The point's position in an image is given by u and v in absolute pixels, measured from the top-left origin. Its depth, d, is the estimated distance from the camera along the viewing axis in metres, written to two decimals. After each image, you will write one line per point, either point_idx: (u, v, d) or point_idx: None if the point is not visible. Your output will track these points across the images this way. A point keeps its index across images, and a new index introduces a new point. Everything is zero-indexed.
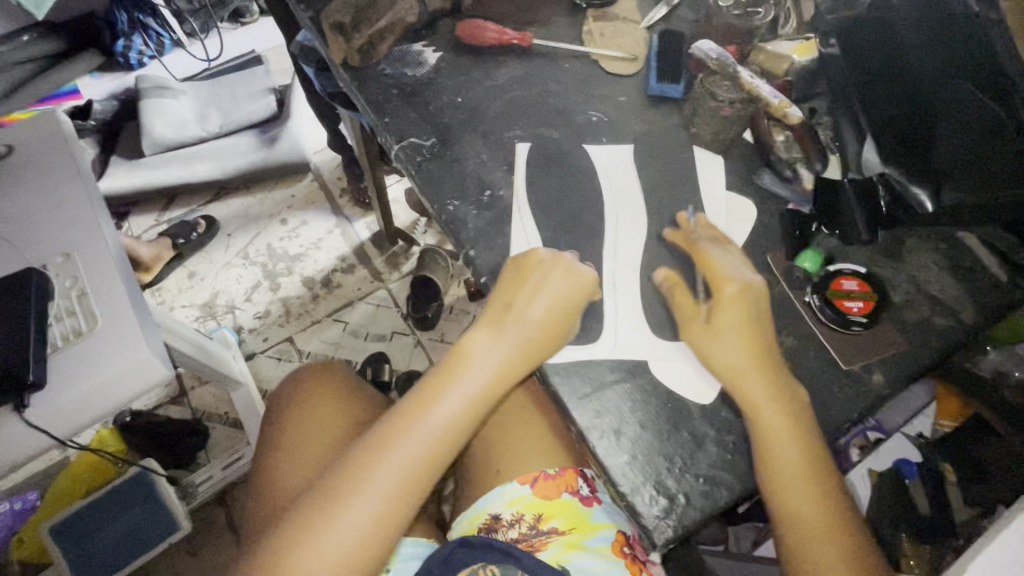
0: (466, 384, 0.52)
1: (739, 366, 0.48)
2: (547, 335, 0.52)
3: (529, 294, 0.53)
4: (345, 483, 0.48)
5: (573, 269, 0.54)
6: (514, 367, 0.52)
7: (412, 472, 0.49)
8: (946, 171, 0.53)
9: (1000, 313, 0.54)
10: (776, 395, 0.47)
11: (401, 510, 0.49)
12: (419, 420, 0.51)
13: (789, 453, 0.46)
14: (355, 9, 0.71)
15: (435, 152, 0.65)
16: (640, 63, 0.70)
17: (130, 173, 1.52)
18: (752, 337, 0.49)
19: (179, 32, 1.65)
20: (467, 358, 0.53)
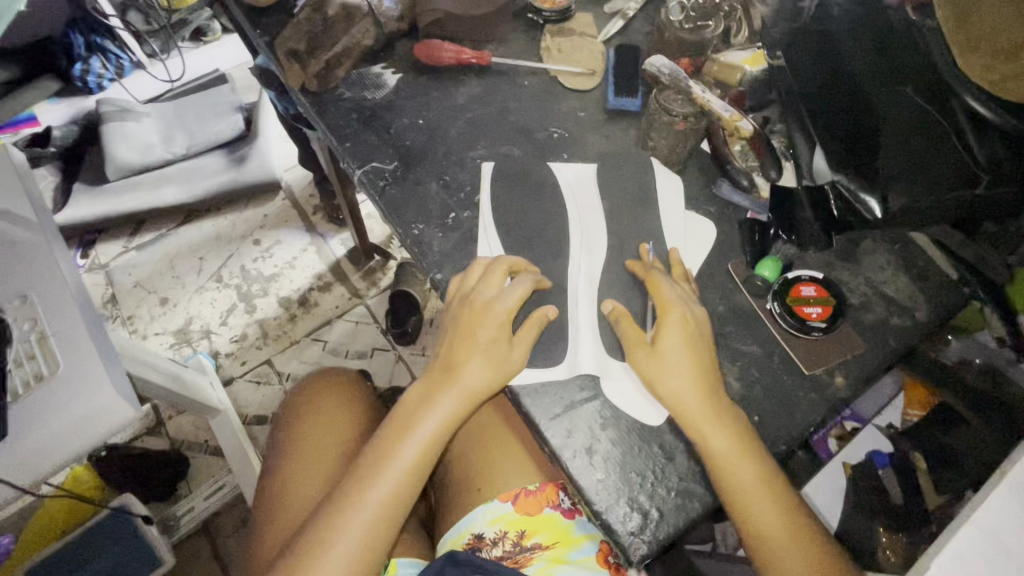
0: (415, 436, 0.53)
1: (686, 392, 0.49)
2: (493, 365, 0.52)
3: (466, 339, 0.54)
4: (312, 548, 0.50)
5: (505, 304, 0.53)
6: (459, 413, 0.53)
7: (376, 528, 0.51)
8: (893, 175, 0.52)
9: (954, 310, 0.56)
10: (720, 418, 0.48)
11: (372, 557, 0.51)
12: (380, 469, 0.52)
13: (741, 465, 0.47)
14: (310, 36, 0.70)
15: (398, 175, 0.65)
16: (597, 77, 0.71)
17: (92, 201, 1.46)
18: (698, 365, 0.50)
19: (139, 53, 1.62)
20: (416, 410, 0.54)
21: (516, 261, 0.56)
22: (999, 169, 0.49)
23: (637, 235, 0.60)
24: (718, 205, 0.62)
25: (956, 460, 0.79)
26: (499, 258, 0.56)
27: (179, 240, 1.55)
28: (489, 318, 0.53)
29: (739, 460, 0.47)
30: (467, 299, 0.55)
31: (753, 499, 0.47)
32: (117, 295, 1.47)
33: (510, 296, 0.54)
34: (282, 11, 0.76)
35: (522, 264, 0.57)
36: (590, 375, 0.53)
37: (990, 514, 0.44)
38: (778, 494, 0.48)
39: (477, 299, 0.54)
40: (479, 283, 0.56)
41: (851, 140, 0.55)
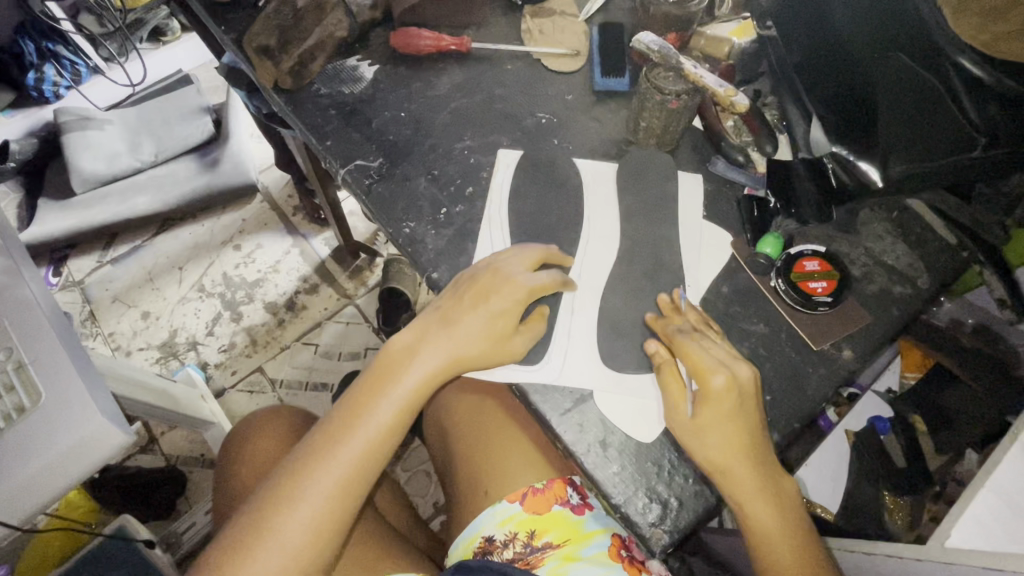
0: (393, 394, 0.51)
1: (726, 457, 0.45)
2: (490, 337, 0.51)
3: (463, 306, 0.52)
4: (277, 502, 0.47)
5: (521, 279, 0.52)
6: (440, 374, 0.51)
7: (344, 485, 0.48)
8: (890, 145, 0.52)
9: (955, 275, 0.56)
10: (761, 481, 0.46)
11: (338, 516, 0.48)
12: (353, 424, 0.50)
13: (766, 520, 0.46)
14: (280, 30, 0.67)
15: (384, 172, 0.62)
16: (582, 58, 0.69)
17: (62, 215, 1.41)
18: (738, 436, 0.45)
19: (95, 58, 1.55)
20: (394, 368, 0.52)
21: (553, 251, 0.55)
22: (996, 133, 0.47)
23: (636, 219, 0.59)
24: (715, 183, 0.61)
25: (951, 419, 0.79)
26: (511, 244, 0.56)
27: (155, 251, 1.50)
28: (502, 288, 0.51)
29: (768, 514, 0.46)
30: (480, 268, 0.54)
31: (779, 554, 0.46)
32: (96, 312, 1.43)
33: (529, 273, 0.53)
34: (248, 6, 0.72)
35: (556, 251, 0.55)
36: (597, 365, 0.52)
37: (1005, 478, 0.45)
38: (808, 554, 0.47)
39: (491, 269, 0.53)
40: (494, 256, 0.54)
41: (846, 117, 0.56)
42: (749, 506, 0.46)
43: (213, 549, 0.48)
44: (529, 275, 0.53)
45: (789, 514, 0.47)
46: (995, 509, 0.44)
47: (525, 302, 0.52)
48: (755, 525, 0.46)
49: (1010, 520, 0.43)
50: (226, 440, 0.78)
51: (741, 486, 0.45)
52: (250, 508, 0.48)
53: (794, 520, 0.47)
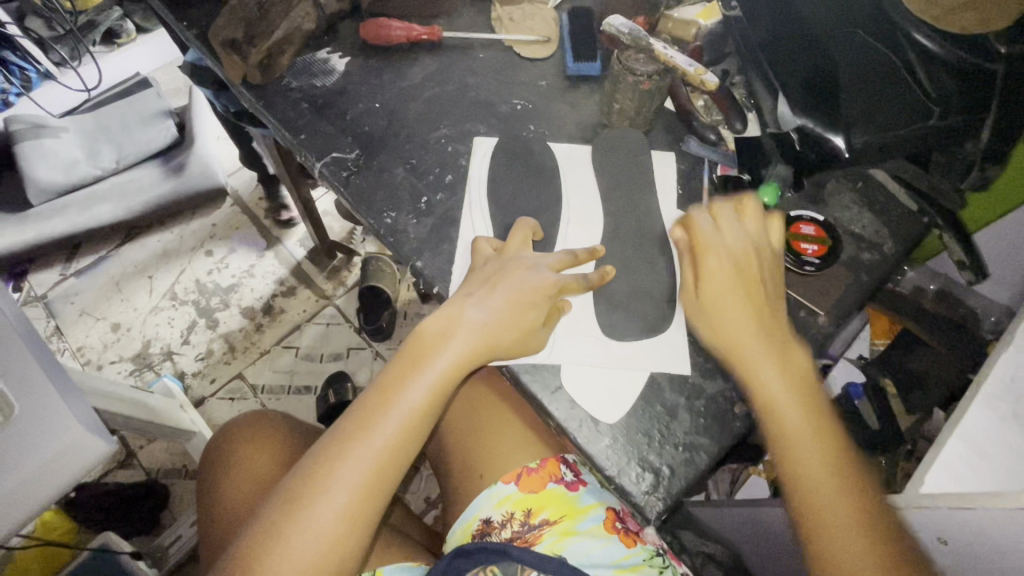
0: (424, 378, 0.50)
1: (721, 299, 0.51)
2: (513, 325, 0.51)
3: (492, 292, 0.52)
4: (307, 489, 0.46)
5: (534, 270, 0.53)
6: (470, 361, 0.50)
7: (378, 469, 0.47)
8: (853, 118, 0.55)
9: (915, 239, 0.59)
10: (765, 332, 0.49)
11: (371, 503, 0.47)
12: (386, 410, 0.48)
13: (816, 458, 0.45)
14: (246, 24, 0.65)
15: (361, 164, 0.62)
16: (553, 45, 0.69)
17: (19, 226, 1.36)
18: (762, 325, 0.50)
19: (46, 63, 1.47)
20: (426, 348, 0.51)
21: (534, 228, 0.57)
22: (948, 103, 0.50)
23: (617, 198, 0.60)
24: (688, 162, 0.63)
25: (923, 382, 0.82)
26: (521, 222, 0.57)
27: (122, 261, 1.45)
28: (513, 275, 0.53)
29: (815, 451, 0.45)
30: (491, 258, 0.55)
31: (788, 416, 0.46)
32: (62, 327, 1.38)
33: (546, 269, 0.53)
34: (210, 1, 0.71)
35: (581, 254, 0.54)
36: (586, 342, 0.53)
37: (971, 427, 0.47)
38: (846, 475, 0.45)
39: (500, 261, 0.54)
40: (506, 252, 0.55)
41: (811, 88, 0.56)
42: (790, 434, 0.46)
43: (243, 537, 0.46)
44: (556, 273, 0.53)
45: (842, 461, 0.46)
46: (965, 456, 0.46)
47: (553, 300, 0.53)
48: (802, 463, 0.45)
49: (977, 466, 0.46)
50: (215, 451, 0.74)
51: (742, 330, 0.49)
52: (278, 494, 0.47)
53: (849, 470, 0.45)
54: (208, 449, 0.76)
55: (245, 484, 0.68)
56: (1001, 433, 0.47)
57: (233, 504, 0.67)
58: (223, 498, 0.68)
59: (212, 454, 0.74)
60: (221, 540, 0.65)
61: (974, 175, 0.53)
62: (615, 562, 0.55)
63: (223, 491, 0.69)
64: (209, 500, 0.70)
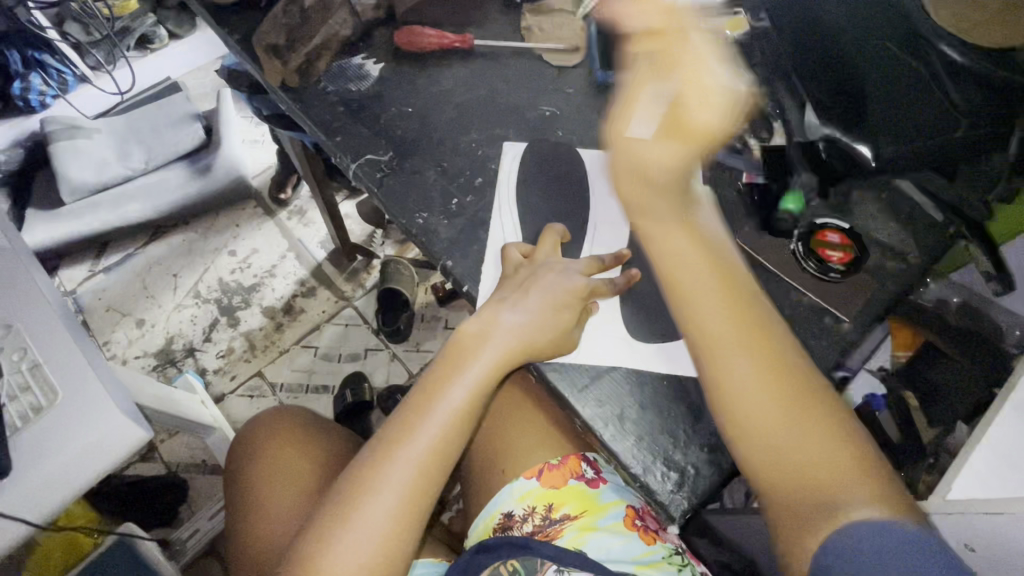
0: (464, 378, 0.52)
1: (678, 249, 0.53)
2: (551, 328, 0.52)
3: (527, 295, 0.54)
4: (359, 488, 0.48)
5: (570, 273, 0.55)
6: (508, 363, 0.52)
7: (423, 469, 0.49)
8: (881, 128, 0.55)
9: (941, 251, 0.59)
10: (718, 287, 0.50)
11: (418, 505, 0.49)
12: (428, 413, 0.51)
13: (721, 329, 0.49)
14: (287, 28, 0.69)
15: (393, 166, 0.64)
16: (581, 54, 0.71)
17: (53, 225, 1.41)
18: (693, 142, 0.55)
19: (82, 67, 1.52)
20: (466, 350, 0.54)
21: (561, 232, 0.58)
22: (977, 117, 0.52)
23: None
24: (713, 170, 0.63)
25: (941, 391, 0.84)
26: (552, 227, 0.58)
27: (149, 259, 1.49)
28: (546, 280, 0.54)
29: (714, 319, 0.49)
30: (521, 264, 0.56)
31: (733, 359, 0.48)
32: (89, 322, 1.41)
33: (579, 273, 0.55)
34: (251, 8, 0.73)
35: (608, 258, 0.56)
36: (613, 342, 0.54)
37: (998, 434, 0.48)
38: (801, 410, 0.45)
39: (532, 267, 0.55)
40: (538, 257, 0.56)
41: (835, 101, 0.56)
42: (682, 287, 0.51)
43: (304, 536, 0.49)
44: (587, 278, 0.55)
45: (742, 315, 0.49)
46: (991, 466, 0.46)
47: (585, 302, 0.54)
48: (708, 331, 0.49)
49: (1005, 474, 0.46)
50: (244, 447, 0.76)
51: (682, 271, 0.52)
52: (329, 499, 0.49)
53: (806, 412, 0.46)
54: (235, 444, 0.78)
55: (277, 484, 0.69)
56: None
57: (266, 506, 0.68)
58: (254, 493, 0.70)
59: (239, 450, 0.76)
60: (257, 536, 0.67)
61: (999, 188, 0.56)
62: (635, 558, 0.54)
63: (254, 486, 0.70)
64: (239, 500, 0.71)
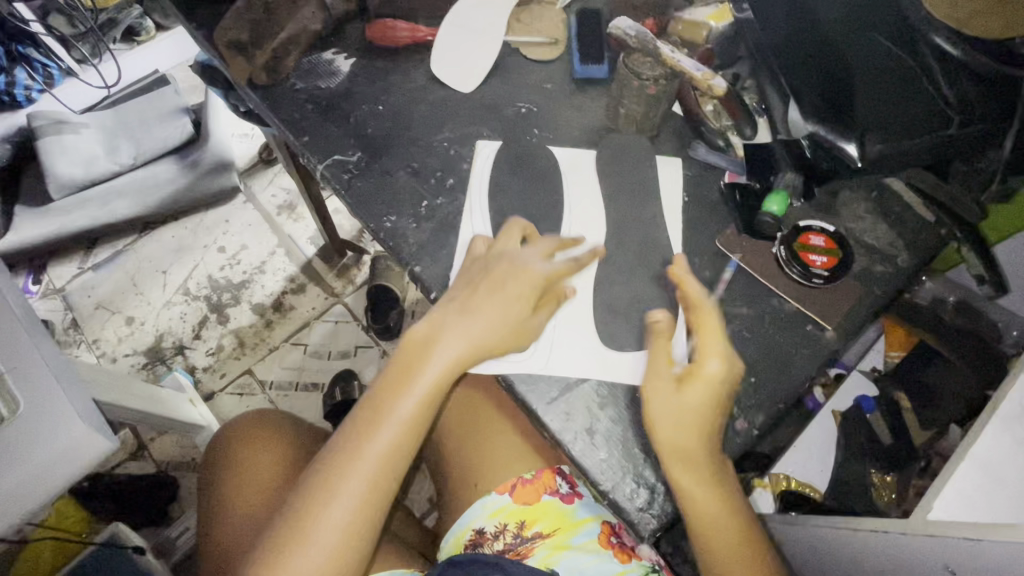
0: (417, 385, 0.49)
1: (685, 441, 0.45)
2: (511, 322, 0.50)
3: (474, 293, 0.51)
4: (311, 502, 0.47)
5: (534, 266, 0.52)
6: (466, 362, 0.50)
7: (377, 476, 0.48)
8: (868, 122, 0.52)
9: (933, 254, 0.56)
10: (679, 412, 0.45)
11: (373, 513, 0.48)
12: (383, 419, 0.49)
13: (686, 442, 0.45)
14: (252, 23, 0.66)
15: (362, 167, 0.61)
16: (561, 47, 0.68)
17: (40, 221, 1.39)
18: (712, 409, 0.46)
19: (68, 60, 1.48)
20: (419, 353, 0.51)
21: (525, 226, 0.56)
22: (971, 112, 0.50)
23: (622, 202, 0.59)
24: (696, 168, 0.61)
25: (938, 396, 0.81)
26: (513, 222, 0.55)
27: (138, 256, 1.48)
28: (508, 272, 0.52)
29: (669, 422, 0.45)
30: (486, 253, 0.54)
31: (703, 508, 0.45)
32: (79, 320, 1.41)
33: (543, 261, 0.53)
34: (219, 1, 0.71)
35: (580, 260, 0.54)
36: (584, 352, 0.52)
37: (984, 450, 0.46)
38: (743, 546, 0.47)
39: (493, 258, 0.53)
40: (500, 246, 0.54)
41: (827, 100, 0.53)
42: (661, 434, 0.45)
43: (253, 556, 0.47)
44: (545, 262, 0.53)
45: (701, 425, 0.45)
46: (977, 481, 0.45)
47: (546, 289, 0.52)
48: (665, 434, 0.45)
49: (990, 490, 0.44)
50: (218, 448, 0.74)
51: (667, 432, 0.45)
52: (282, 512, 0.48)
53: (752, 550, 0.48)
54: (211, 443, 0.77)
55: (246, 491, 0.68)
56: (1014, 457, 0.46)
57: (235, 512, 0.67)
58: (227, 495, 0.69)
59: (214, 448, 0.75)
60: (226, 544, 0.66)
61: (993, 188, 0.52)
62: None
63: (227, 489, 0.69)
64: (210, 504, 0.71)
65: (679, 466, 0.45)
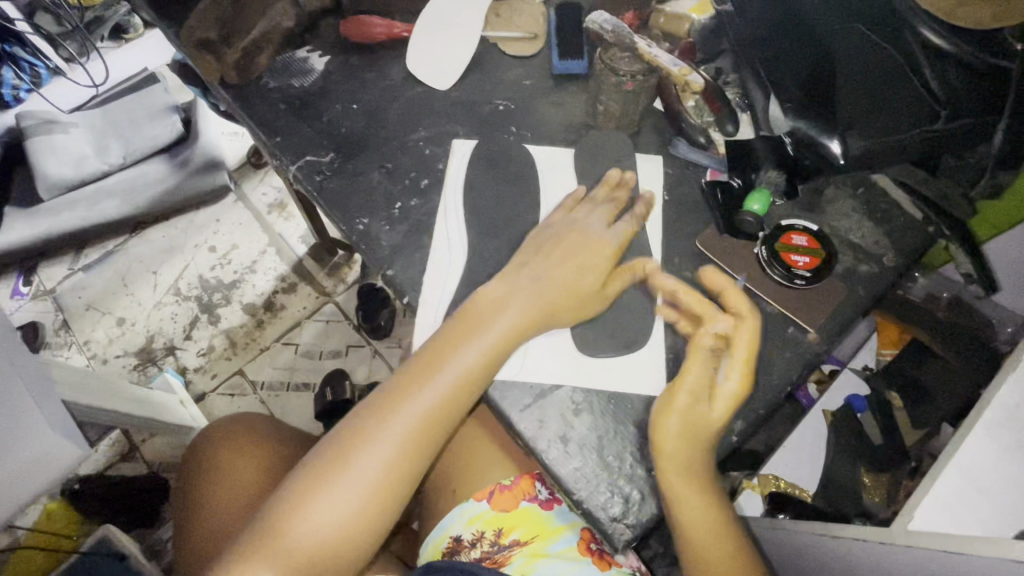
0: (480, 339, 0.48)
1: (679, 449, 0.45)
2: (577, 291, 0.51)
3: (548, 259, 0.52)
4: (360, 432, 0.47)
5: (603, 241, 0.53)
6: (527, 325, 0.50)
7: (426, 425, 0.47)
8: (850, 119, 0.51)
9: (921, 253, 0.55)
10: (677, 419, 0.46)
11: (413, 463, 0.47)
12: (440, 368, 0.48)
13: (681, 450, 0.45)
14: (220, 21, 0.64)
15: (335, 168, 0.60)
16: (540, 42, 0.66)
17: (29, 222, 1.38)
18: (709, 420, 0.46)
19: (55, 59, 1.46)
20: (487, 311, 0.50)
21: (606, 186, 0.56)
22: (959, 105, 0.48)
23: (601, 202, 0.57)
24: (677, 166, 0.59)
25: (933, 394, 0.78)
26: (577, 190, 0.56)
27: (128, 256, 1.47)
28: (570, 241, 0.53)
29: (674, 438, 0.45)
30: (561, 225, 0.54)
31: (692, 513, 0.46)
32: (70, 321, 1.40)
33: (609, 233, 0.54)
34: None
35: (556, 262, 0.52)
36: (557, 358, 0.50)
37: (966, 459, 0.46)
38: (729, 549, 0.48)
39: (562, 232, 0.54)
40: (574, 216, 0.55)
41: (809, 93, 0.53)
42: (660, 444, 0.45)
43: (283, 489, 0.47)
44: (614, 238, 0.53)
45: (693, 437, 0.46)
46: (958, 491, 0.45)
47: (610, 262, 0.52)
48: (665, 450, 0.45)
49: (972, 500, 0.44)
50: (205, 446, 0.74)
51: (667, 441, 0.45)
52: (327, 438, 0.48)
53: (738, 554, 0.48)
54: (193, 443, 0.76)
55: (229, 491, 0.68)
56: (998, 466, 0.45)
57: (217, 511, 0.67)
58: (215, 491, 0.68)
59: (199, 447, 0.74)
60: (212, 541, 0.65)
61: (983, 182, 0.50)
62: None
63: (214, 486, 0.69)
64: (190, 504, 0.70)
65: (678, 483, 0.45)
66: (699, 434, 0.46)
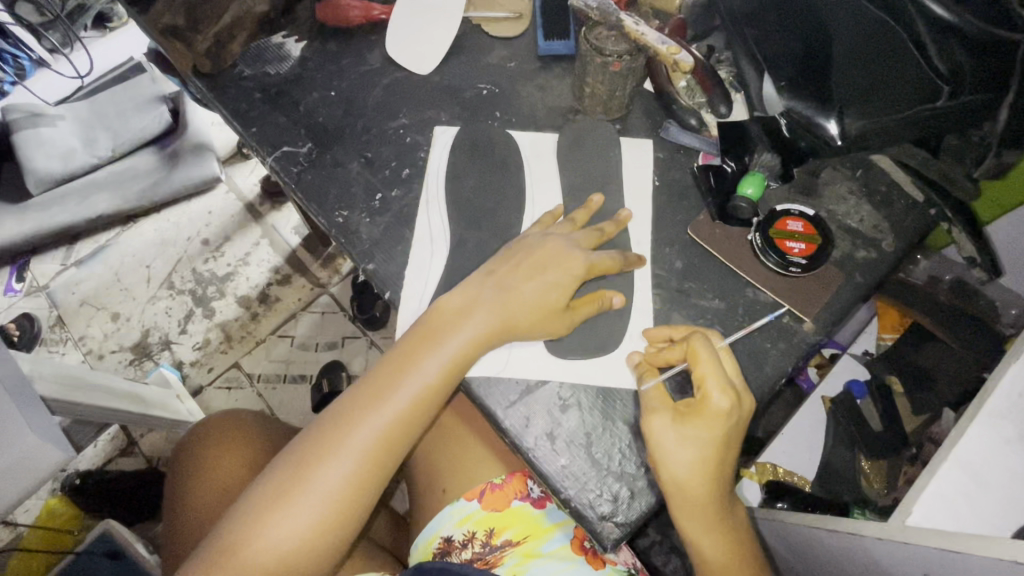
0: (441, 351, 0.46)
1: (690, 476, 0.42)
2: (545, 309, 0.48)
3: (515, 271, 0.49)
4: (319, 448, 0.45)
5: (580, 254, 0.49)
6: (491, 336, 0.47)
7: (388, 437, 0.46)
8: (849, 96, 0.48)
9: (921, 237, 0.53)
10: (685, 442, 0.42)
11: (377, 476, 0.45)
12: (400, 381, 0.46)
13: (692, 478, 0.42)
14: (187, 6, 0.60)
15: (313, 158, 0.58)
16: (526, 21, 0.63)
17: (17, 217, 1.34)
18: (717, 446, 0.42)
19: (38, 50, 1.43)
20: (450, 321, 0.48)
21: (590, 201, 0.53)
22: (961, 80, 0.42)
23: (589, 190, 0.56)
24: (668, 151, 0.58)
25: (931, 379, 0.77)
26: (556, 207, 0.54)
27: (120, 250, 1.45)
28: (542, 255, 0.49)
29: (684, 467, 0.42)
30: (534, 237, 0.51)
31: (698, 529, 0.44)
32: (64, 317, 1.39)
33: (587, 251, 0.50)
34: None
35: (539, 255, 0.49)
36: (542, 353, 0.49)
37: (968, 450, 0.45)
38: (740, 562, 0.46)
39: (530, 248, 0.50)
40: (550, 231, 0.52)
41: (803, 69, 0.50)
42: (662, 467, 0.42)
43: (243, 502, 0.45)
44: (587, 251, 0.50)
45: (714, 465, 0.42)
46: (959, 483, 0.44)
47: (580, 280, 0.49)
48: (678, 484, 0.42)
49: (972, 493, 0.43)
50: (194, 444, 0.73)
51: (674, 466, 0.42)
52: (287, 453, 0.46)
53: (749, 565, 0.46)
54: (183, 440, 0.75)
55: (216, 488, 0.67)
56: (999, 456, 0.44)
57: (203, 510, 0.65)
58: (196, 492, 0.67)
59: (188, 443, 0.73)
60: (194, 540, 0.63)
61: (986, 162, 0.46)
62: None
63: (197, 485, 0.68)
64: (178, 502, 0.69)
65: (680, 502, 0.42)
66: (716, 462, 0.42)
